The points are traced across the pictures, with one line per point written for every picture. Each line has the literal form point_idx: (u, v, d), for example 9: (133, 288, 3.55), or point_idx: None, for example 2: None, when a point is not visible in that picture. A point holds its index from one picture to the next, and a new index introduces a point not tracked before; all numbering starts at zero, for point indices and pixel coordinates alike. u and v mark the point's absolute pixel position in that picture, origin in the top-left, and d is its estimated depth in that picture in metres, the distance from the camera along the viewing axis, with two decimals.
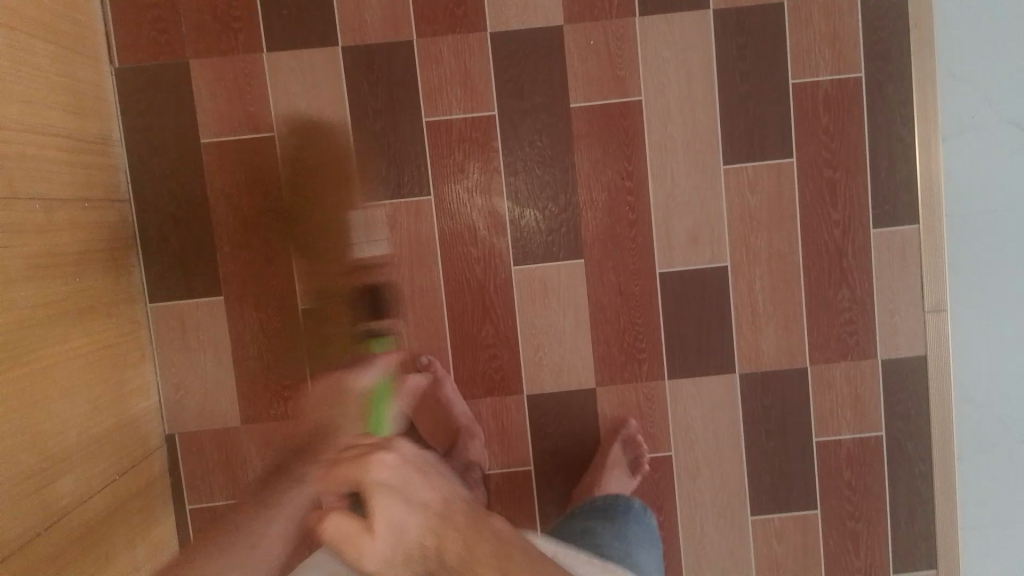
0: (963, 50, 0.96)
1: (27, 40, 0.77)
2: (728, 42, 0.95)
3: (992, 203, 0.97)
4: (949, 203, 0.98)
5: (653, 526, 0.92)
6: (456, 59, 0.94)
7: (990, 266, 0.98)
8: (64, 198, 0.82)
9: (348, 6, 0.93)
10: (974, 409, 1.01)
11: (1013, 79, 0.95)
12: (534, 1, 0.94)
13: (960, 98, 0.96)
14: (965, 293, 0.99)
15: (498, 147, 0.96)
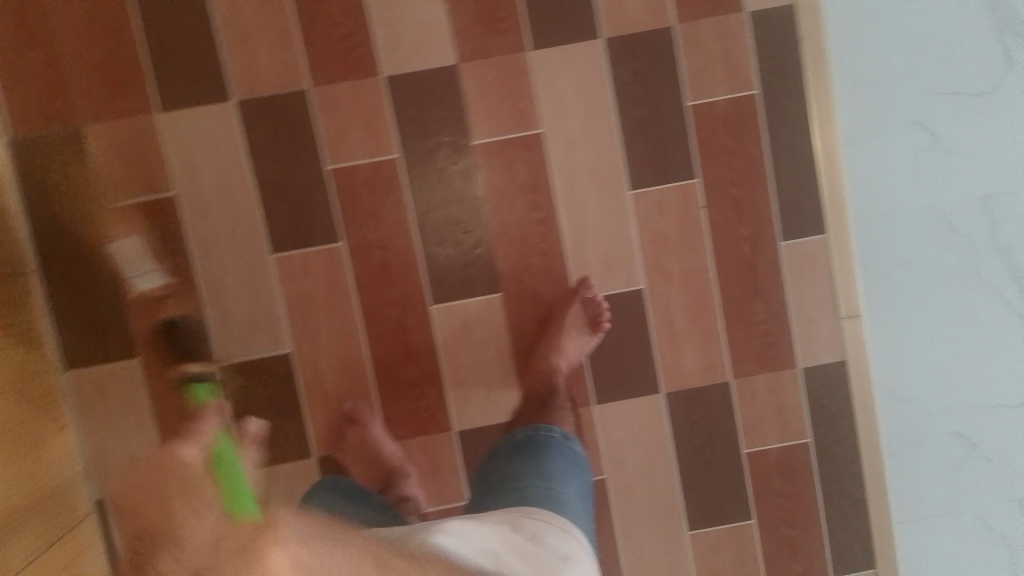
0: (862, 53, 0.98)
1: None
2: (623, 68, 0.96)
3: (896, 205, 1.00)
4: (856, 207, 1.00)
5: (578, 454, 0.87)
6: (354, 103, 0.94)
7: (903, 264, 1.01)
8: None
9: (240, 59, 0.93)
10: (899, 403, 1.04)
11: (908, 81, 0.98)
12: (427, 41, 0.94)
13: (860, 103, 0.98)
14: (877, 294, 1.02)
15: (405, 188, 0.96)
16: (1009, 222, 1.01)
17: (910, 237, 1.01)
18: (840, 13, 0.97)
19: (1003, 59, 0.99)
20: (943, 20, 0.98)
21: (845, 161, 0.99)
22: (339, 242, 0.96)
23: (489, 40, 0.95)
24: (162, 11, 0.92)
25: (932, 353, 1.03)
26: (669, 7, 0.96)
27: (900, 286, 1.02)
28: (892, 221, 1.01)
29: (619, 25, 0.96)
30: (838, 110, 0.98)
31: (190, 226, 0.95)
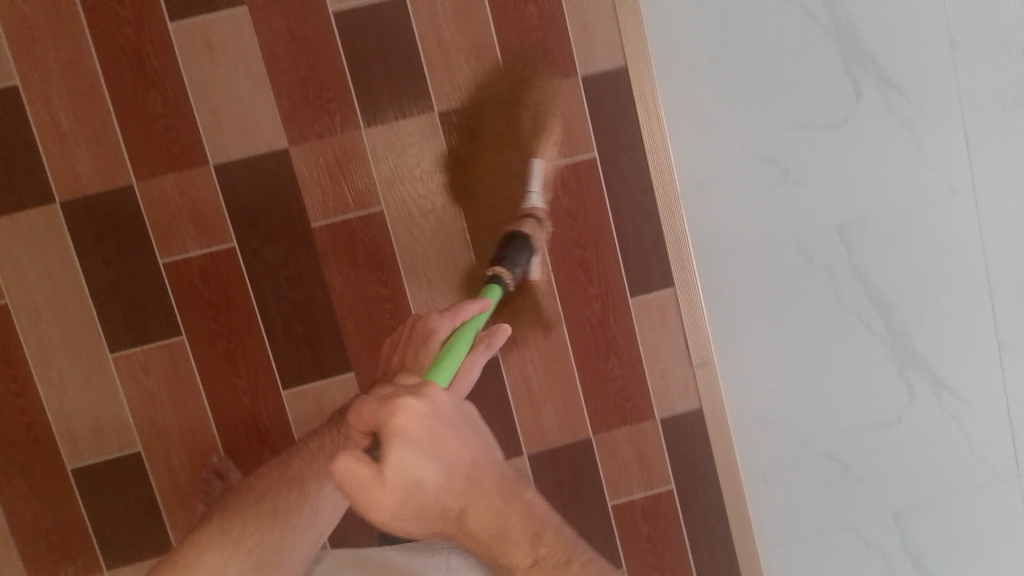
0: (700, 96, 0.99)
1: None
2: (455, 139, 0.96)
3: (742, 241, 1.01)
4: (699, 247, 1.01)
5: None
6: (183, 196, 0.93)
7: (756, 298, 1.02)
8: None
9: (59, 162, 0.91)
10: (764, 429, 1.05)
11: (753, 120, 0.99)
12: (252, 127, 0.93)
13: (701, 144, 0.99)
14: (729, 328, 1.03)
15: (246, 277, 0.95)
16: (867, 249, 1.01)
17: (765, 272, 1.02)
18: (678, 61, 0.98)
19: (851, 90, 0.99)
20: (783, 57, 0.98)
21: (689, 205, 1.00)
22: (178, 336, 0.95)
23: (318, 122, 0.94)
24: None
25: (798, 382, 1.05)
26: (500, 76, 0.96)
27: (756, 318, 1.03)
28: (744, 258, 1.01)
29: (450, 98, 0.96)
30: (677, 153, 0.99)
31: (25, 334, 0.94)
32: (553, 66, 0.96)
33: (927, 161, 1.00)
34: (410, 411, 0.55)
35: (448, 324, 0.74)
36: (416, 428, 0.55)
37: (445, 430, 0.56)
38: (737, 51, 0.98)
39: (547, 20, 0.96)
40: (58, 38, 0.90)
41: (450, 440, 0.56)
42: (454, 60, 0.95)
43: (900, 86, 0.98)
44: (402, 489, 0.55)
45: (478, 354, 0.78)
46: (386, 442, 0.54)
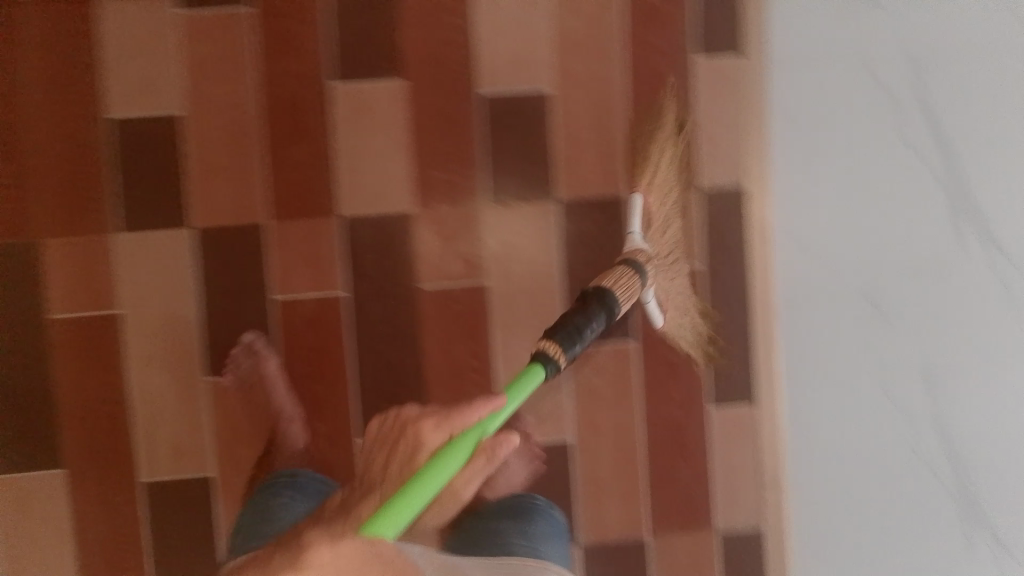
0: (808, 223, 1.01)
1: None
2: (572, 229, 0.99)
3: (828, 368, 1.02)
4: (789, 367, 1.02)
5: (559, 521, 0.94)
6: (307, 241, 0.97)
7: (834, 428, 1.02)
8: None
9: (201, 190, 0.96)
10: (822, 561, 1.04)
11: (856, 254, 1.00)
12: (385, 188, 0.97)
13: (803, 269, 1.01)
14: (803, 453, 1.03)
15: (349, 327, 0.98)
16: (952, 402, 1.01)
17: (850, 408, 1.02)
18: (795, 189, 1.00)
19: (957, 243, 1.00)
20: (897, 199, 1.00)
21: (785, 326, 1.02)
22: (268, 357, 0.96)
23: (446, 193, 0.98)
24: (136, 139, 0.96)
25: (863, 519, 1.03)
26: (624, 178, 0.99)
27: (830, 446, 1.02)
28: (830, 389, 1.02)
29: (573, 189, 0.99)
30: (779, 274, 1.01)
31: (131, 347, 0.97)
32: None
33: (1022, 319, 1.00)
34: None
35: (442, 433, 0.69)
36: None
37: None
38: (852, 188, 1.00)
39: (677, 131, 1.00)
40: (224, 78, 0.96)
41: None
42: (584, 155, 0.99)
43: (1003, 245, 0.99)
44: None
45: (479, 466, 0.71)
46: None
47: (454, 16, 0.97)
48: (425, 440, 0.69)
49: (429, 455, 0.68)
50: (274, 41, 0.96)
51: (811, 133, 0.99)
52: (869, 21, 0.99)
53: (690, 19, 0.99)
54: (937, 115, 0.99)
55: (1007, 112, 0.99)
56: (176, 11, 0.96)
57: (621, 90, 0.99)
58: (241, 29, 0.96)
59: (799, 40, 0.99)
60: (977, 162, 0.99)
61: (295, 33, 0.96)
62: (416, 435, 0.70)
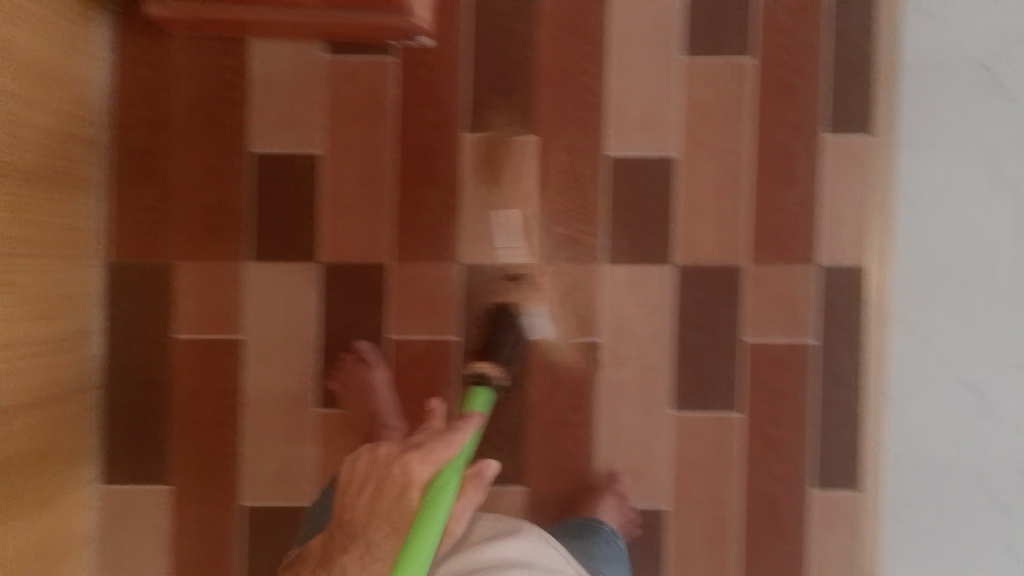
0: (925, 311, 0.98)
1: (9, 259, 0.81)
2: (686, 293, 0.98)
3: (936, 461, 0.99)
4: (895, 456, 0.99)
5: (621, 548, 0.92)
6: (427, 284, 0.99)
7: (938, 523, 0.99)
8: (23, 404, 0.84)
9: (332, 227, 1.00)
10: None
11: (971, 346, 0.98)
12: (506, 238, 0.99)
13: (916, 356, 0.98)
14: (905, 547, 0.99)
15: (458, 371, 1.00)
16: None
17: (954, 506, 0.98)
18: (913, 277, 0.98)
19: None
20: (1014, 293, 0.98)
21: (894, 414, 0.99)
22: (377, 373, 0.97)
23: (564, 248, 0.99)
24: (278, 173, 1.01)
25: None
26: (743, 246, 0.98)
27: (933, 543, 0.99)
28: (933, 485, 0.99)
29: (690, 255, 0.98)
30: (893, 361, 0.99)
31: (248, 371, 1.00)
32: (796, 248, 0.98)
33: None
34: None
35: (428, 469, 0.73)
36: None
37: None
38: (970, 284, 0.98)
39: (801, 205, 0.98)
40: (366, 123, 1.01)
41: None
42: (704, 219, 0.98)
43: None
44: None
45: (466, 496, 0.76)
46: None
47: (587, 78, 1.00)
48: (413, 476, 0.73)
49: (423, 495, 0.72)
50: (416, 91, 1.01)
51: (933, 220, 0.98)
52: (1004, 113, 0.98)
53: (823, 96, 0.99)
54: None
55: None
56: (328, 56, 1.01)
57: (748, 161, 0.99)
58: (386, 78, 1.01)
59: (930, 129, 0.98)
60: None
61: (436, 85, 1.01)
62: (405, 471, 0.73)
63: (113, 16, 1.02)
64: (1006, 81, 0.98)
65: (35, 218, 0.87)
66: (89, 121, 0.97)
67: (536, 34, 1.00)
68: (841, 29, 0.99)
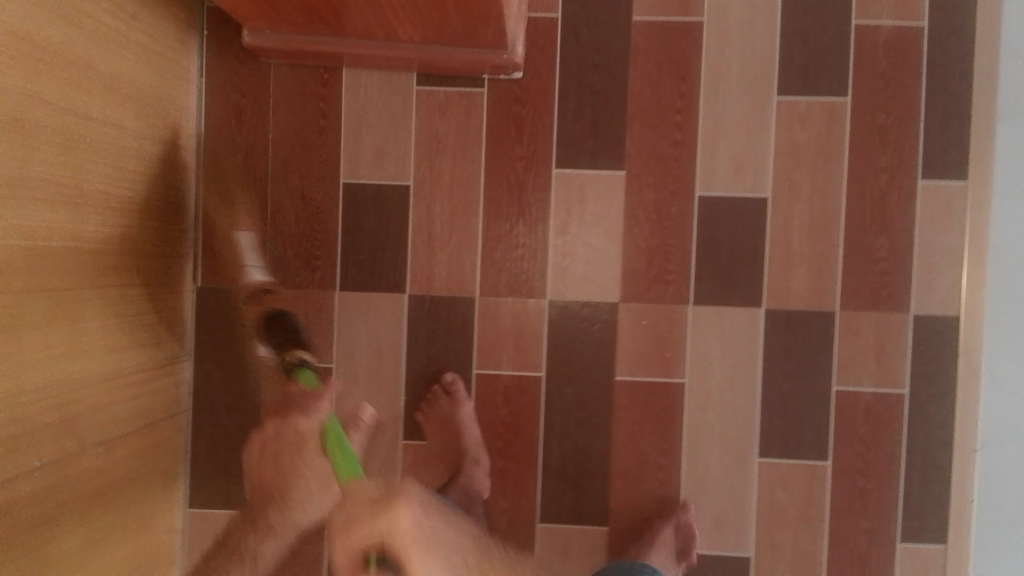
0: (1015, 367, 0.97)
1: (119, 291, 0.84)
2: (775, 340, 0.98)
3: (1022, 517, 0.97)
4: (980, 512, 0.98)
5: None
6: (513, 319, 1.00)
7: None
8: (127, 431, 0.86)
9: (420, 259, 1.00)
10: None
11: None
12: (593, 275, 0.99)
13: (1004, 411, 0.97)
14: None
15: (541, 408, 1.00)
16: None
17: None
18: (1003, 333, 0.97)
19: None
20: None
21: (981, 468, 0.98)
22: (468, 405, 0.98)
23: (654, 288, 0.98)
24: (366, 201, 1.00)
25: None
26: (835, 294, 0.97)
27: None
28: (1015, 543, 0.98)
29: (780, 300, 0.98)
30: (981, 415, 0.97)
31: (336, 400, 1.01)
32: (889, 297, 0.97)
33: None
34: (404, 517, 0.63)
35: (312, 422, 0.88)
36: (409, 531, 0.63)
37: (433, 527, 0.66)
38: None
39: (894, 253, 0.97)
40: (457, 156, 1.00)
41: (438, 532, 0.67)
42: (796, 265, 0.97)
43: None
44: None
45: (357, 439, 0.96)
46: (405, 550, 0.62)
47: (678, 115, 0.97)
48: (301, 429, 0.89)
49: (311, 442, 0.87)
50: (508, 123, 0.99)
51: None
52: None
53: (919, 140, 0.96)
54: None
55: None
56: (419, 86, 1.00)
57: (842, 206, 0.97)
58: (477, 110, 0.99)
59: (1020, 177, 0.96)
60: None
61: (529, 119, 0.99)
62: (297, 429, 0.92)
63: (204, 35, 1.00)
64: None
65: (143, 249, 0.89)
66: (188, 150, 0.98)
67: (626, 69, 0.98)
68: (938, 72, 0.96)
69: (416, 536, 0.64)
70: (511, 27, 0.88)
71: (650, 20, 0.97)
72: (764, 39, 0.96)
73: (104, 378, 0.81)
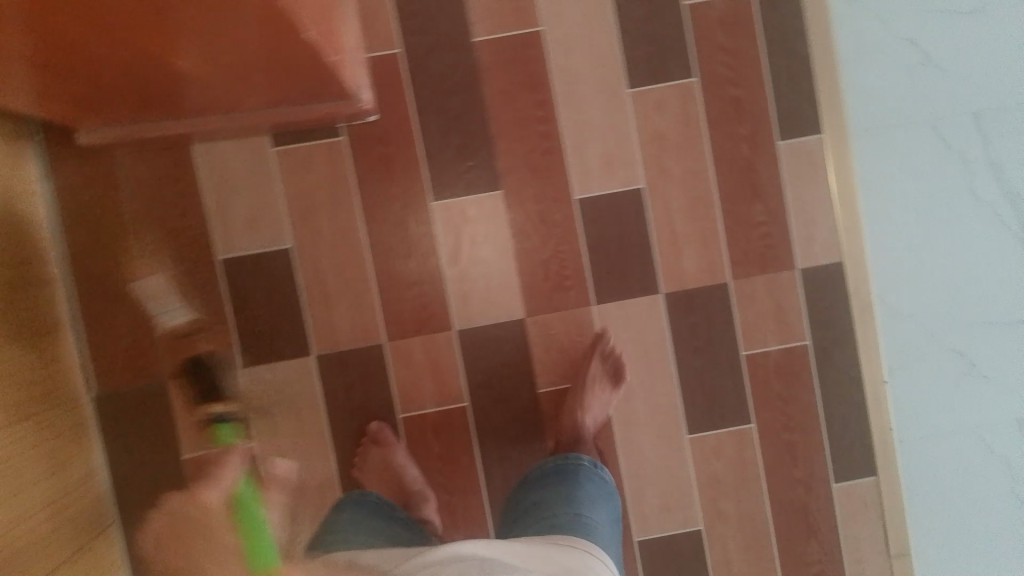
0: (901, 288, 1.02)
1: (11, 427, 0.80)
2: (680, 321, 1.01)
3: (938, 429, 1.02)
4: (900, 431, 1.03)
5: (607, 481, 0.91)
6: (427, 356, 0.98)
7: (945, 487, 1.02)
8: (59, 562, 0.83)
9: (319, 317, 0.97)
10: None
11: (957, 314, 1.00)
12: (495, 297, 0.99)
13: (901, 332, 1.02)
14: (920, 517, 1.04)
15: (474, 437, 1.00)
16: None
17: (958, 467, 1.01)
18: (885, 259, 1.01)
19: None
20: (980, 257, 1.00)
21: (894, 390, 1.03)
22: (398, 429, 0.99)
23: (555, 297, 1.00)
24: (247, 270, 0.96)
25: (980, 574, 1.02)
26: (724, 266, 1.01)
27: (941, 504, 1.03)
28: (936, 452, 1.02)
29: (677, 282, 1.01)
30: (882, 341, 1.02)
31: None
32: (774, 257, 1.01)
33: None
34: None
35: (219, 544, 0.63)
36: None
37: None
38: (936, 254, 1.00)
39: (770, 215, 1.01)
40: (333, 211, 0.96)
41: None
42: (685, 246, 1.00)
43: None
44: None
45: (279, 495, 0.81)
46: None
47: (542, 124, 0.98)
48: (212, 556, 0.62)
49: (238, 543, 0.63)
50: (376, 167, 0.96)
51: (895, 197, 1.01)
52: (942, 88, 0.99)
53: (770, 104, 1.00)
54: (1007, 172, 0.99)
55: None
56: (276, 146, 0.95)
57: (715, 181, 1.00)
58: (342, 161, 0.96)
59: (866, 113, 1.00)
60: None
61: (395, 158, 0.96)
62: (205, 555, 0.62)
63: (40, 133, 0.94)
64: (932, 50, 0.99)
65: (26, 374, 0.85)
66: (145, 216, 0.95)
67: (481, 90, 0.97)
68: (773, 36, 1.00)
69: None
70: (354, 75, 0.86)
71: (493, 37, 0.97)
72: (607, 35, 0.98)
73: (19, 520, 0.78)
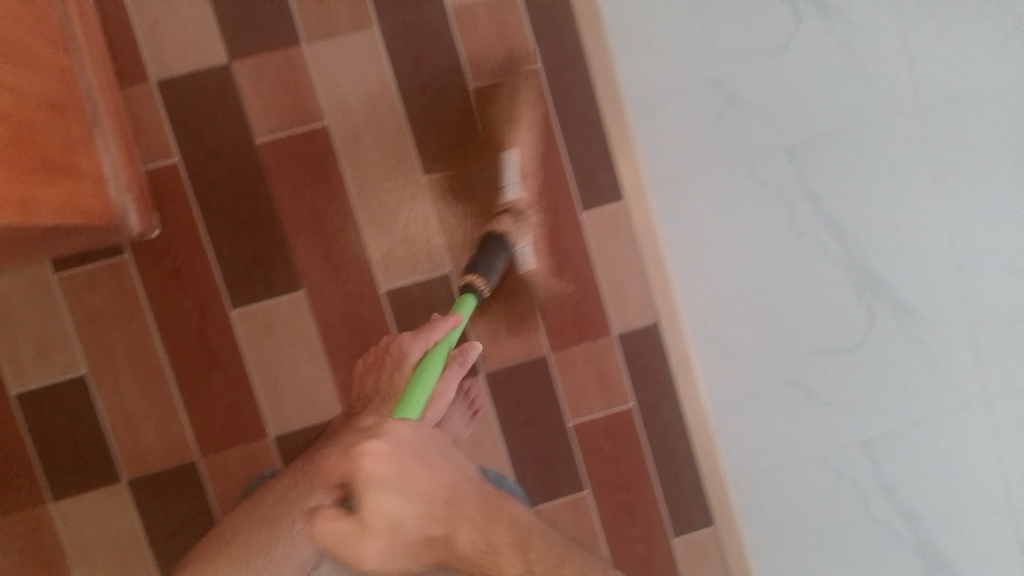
0: (726, 325, 1.04)
1: None
2: (503, 397, 1.02)
3: (770, 462, 1.06)
4: (733, 469, 1.05)
5: (512, 491, 0.92)
6: (245, 467, 0.95)
7: (784, 513, 1.06)
8: None
9: (125, 439, 0.93)
10: None
11: (784, 343, 1.04)
12: (309, 398, 0.96)
13: (727, 373, 1.04)
14: (761, 552, 1.06)
15: None
16: (890, 461, 1.07)
17: (802, 488, 1.06)
18: (706, 301, 1.03)
19: (866, 315, 1.05)
20: (799, 284, 1.04)
21: (722, 430, 1.05)
22: None
23: None
24: (47, 402, 0.92)
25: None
26: (541, 338, 1.03)
27: (783, 531, 1.06)
28: (773, 478, 1.06)
29: (496, 361, 1.02)
30: (704, 386, 1.04)
31: None
32: (590, 323, 1.03)
33: (939, 374, 1.06)
34: (374, 454, 0.56)
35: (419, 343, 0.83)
36: (381, 470, 0.56)
37: (408, 471, 0.57)
38: (758, 289, 1.04)
39: (581, 282, 1.02)
40: (123, 330, 0.93)
41: (416, 475, 0.58)
42: (498, 322, 1.02)
43: (913, 309, 1.05)
44: (384, 533, 0.56)
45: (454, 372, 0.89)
46: (362, 491, 0.55)
47: (337, 218, 0.96)
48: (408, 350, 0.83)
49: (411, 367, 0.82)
50: (166, 283, 0.93)
51: (709, 240, 1.03)
52: (752, 127, 1.02)
53: (567, 175, 1.01)
54: (824, 203, 1.03)
55: (885, 191, 1.04)
56: (59, 272, 0.92)
57: None
58: (129, 278, 0.93)
59: (668, 163, 1.02)
60: (869, 237, 1.04)
61: (186, 270, 0.94)
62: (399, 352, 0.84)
63: None
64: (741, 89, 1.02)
65: None
66: None
67: (268, 190, 0.95)
68: (563, 107, 1.01)
69: (383, 475, 0.56)
70: (105, 198, 0.80)
71: (274, 136, 0.95)
72: (393, 122, 0.97)
73: None
